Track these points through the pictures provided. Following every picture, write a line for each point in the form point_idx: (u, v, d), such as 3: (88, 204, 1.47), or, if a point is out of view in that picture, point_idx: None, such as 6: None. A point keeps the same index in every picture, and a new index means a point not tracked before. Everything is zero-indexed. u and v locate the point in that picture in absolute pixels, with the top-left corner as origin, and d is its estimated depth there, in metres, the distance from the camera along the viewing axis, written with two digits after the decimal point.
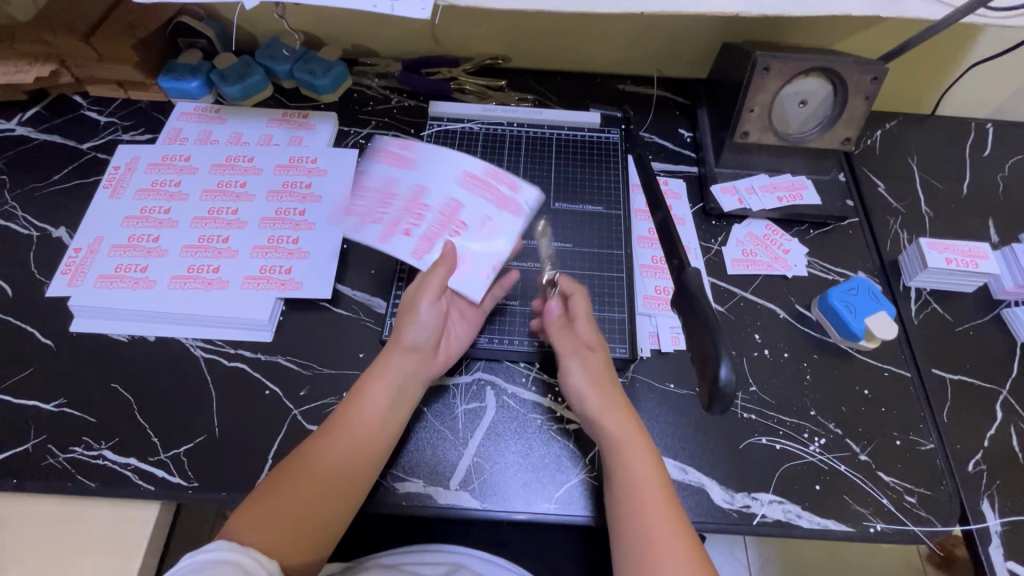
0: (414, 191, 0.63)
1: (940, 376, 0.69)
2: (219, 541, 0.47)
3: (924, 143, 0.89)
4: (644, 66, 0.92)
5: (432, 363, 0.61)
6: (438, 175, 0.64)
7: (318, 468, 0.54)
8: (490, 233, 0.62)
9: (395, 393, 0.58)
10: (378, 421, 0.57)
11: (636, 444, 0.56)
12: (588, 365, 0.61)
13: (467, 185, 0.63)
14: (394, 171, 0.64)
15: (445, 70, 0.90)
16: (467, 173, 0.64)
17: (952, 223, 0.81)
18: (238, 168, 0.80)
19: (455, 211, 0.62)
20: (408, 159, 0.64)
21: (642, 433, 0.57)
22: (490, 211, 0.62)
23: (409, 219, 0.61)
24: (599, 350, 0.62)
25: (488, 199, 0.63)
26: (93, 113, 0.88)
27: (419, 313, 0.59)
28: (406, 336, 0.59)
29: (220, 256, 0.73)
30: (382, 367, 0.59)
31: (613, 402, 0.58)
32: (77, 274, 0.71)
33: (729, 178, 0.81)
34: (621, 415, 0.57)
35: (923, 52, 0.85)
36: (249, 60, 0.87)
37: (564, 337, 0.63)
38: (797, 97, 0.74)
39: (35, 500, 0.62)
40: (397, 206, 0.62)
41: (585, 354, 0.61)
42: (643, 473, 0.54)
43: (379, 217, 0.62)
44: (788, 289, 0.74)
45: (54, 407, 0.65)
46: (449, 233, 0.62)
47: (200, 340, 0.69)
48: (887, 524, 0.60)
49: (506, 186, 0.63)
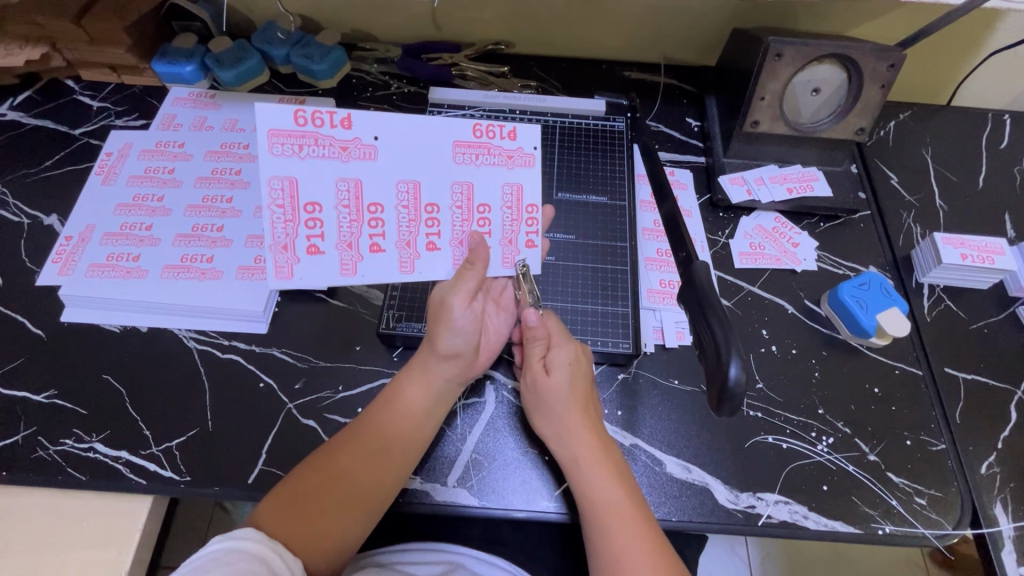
0: (406, 191, 0.54)
1: (952, 375, 0.67)
2: (247, 530, 0.47)
3: (940, 134, 0.86)
4: (651, 52, 0.90)
5: (474, 362, 0.60)
6: (412, 159, 0.54)
7: (332, 472, 0.53)
8: (521, 204, 0.58)
9: (432, 400, 0.58)
10: (411, 422, 0.56)
11: (595, 457, 0.55)
12: (540, 388, 0.58)
13: (461, 157, 0.55)
14: (357, 168, 0.53)
15: (446, 56, 0.87)
16: (451, 139, 0.54)
17: (967, 218, 0.79)
18: (233, 155, 0.78)
19: (464, 194, 0.56)
20: (363, 144, 0.52)
21: (602, 446, 0.56)
22: (505, 176, 0.56)
23: (424, 227, 0.56)
24: (557, 369, 0.58)
25: (492, 163, 0.55)
26: (86, 98, 0.86)
27: (453, 317, 0.56)
28: (442, 344, 0.57)
29: (214, 245, 0.71)
30: (420, 373, 0.58)
31: (565, 421, 0.56)
32: (69, 263, 0.70)
33: (737, 169, 0.78)
34: (575, 431, 0.56)
35: (940, 40, 0.82)
36: (245, 44, 0.84)
37: (536, 347, 0.60)
38: (810, 85, 0.71)
39: (22, 493, 0.61)
40: (395, 216, 0.55)
41: (539, 376, 0.58)
42: (599, 492, 0.53)
43: (380, 242, 0.56)
44: (797, 282, 0.72)
45: (44, 398, 0.64)
46: (473, 224, 0.57)
47: (194, 331, 0.68)
48: (897, 527, 0.58)
49: (503, 138, 0.56)
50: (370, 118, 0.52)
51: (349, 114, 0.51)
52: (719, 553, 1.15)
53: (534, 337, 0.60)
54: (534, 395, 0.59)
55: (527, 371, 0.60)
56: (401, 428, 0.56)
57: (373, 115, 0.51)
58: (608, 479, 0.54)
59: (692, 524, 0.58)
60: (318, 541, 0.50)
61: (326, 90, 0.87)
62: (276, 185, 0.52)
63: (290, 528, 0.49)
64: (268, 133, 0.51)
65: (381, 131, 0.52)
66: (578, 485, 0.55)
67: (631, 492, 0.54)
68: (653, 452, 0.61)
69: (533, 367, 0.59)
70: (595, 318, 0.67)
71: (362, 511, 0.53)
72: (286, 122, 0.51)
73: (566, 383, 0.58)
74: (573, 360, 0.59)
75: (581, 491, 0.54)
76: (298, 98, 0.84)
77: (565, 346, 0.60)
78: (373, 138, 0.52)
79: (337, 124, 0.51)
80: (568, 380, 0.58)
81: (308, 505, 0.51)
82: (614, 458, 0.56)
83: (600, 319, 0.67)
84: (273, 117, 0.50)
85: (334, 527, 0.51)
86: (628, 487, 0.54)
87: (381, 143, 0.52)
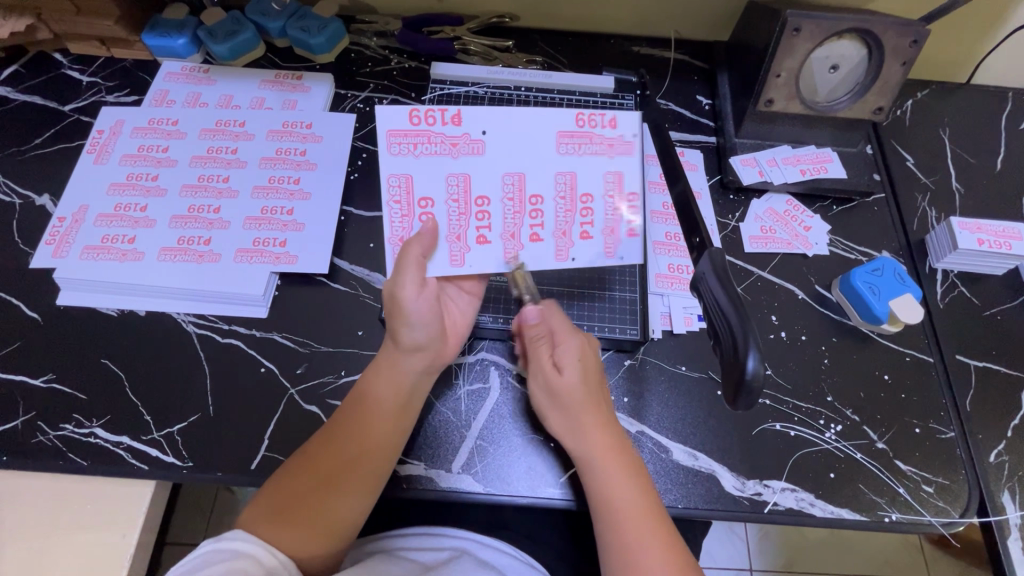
0: (512, 182, 0.54)
1: (963, 362, 0.66)
2: (239, 531, 0.47)
3: (958, 114, 0.83)
4: (661, 26, 0.86)
5: (442, 351, 0.58)
6: (519, 151, 0.54)
7: (323, 467, 0.52)
8: (621, 192, 0.56)
9: (405, 398, 0.56)
10: (400, 417, 0.56)
11: (608, 456, 0.54)
12: (553, 388, 0.57)
13: (564, 148, 0.54)
14: (466, 163, 0.54)
15: (448, 29, 0.84)
16: (555, 128, 0.54)
17: (984, 201, 0.77)
18: (229, 133, 0.75)
19: (568, 183, 0.55)
20: (472, 139, 0.54)
21: (615, 443, 0.55)
22: (607, 165, 0.55)
23: (528, 218, 0.55)
24: (568, 367, 0.57)
25: (594, 151, 0.55)
26: (74, 72, 0.83)
27: (407, 309, 0.53)
28: (402, 338, 0.55)
29: (211, 227, 0.69)
30: (389, 369, 0.56)
31: (579, 418, 0.55)
32: (63, 244, 0.68)
33: (749, 149, 0.76)
34: (588, 429, 0.55)
35: (962, 16, 0.78)
36: (239, 15, 0.81)
37: (541, 346, 0.59)
38: (827, 63, 0.69)
39: (23, 478, 0.60)
40: (502, 208, 0.55)
41: (550, 375, 0.57)
42: (612, 489, 0.53)
43: (487, 234, 0.55)
44: (807, 267, 0.71)
45: (42, 382, 0.63)
46: (577, 214, 0.56)
47: (192, 315, 0.67)
48: (903, 515, 0.58)
49: (604, 127, 0.55)
50: (478, 114, 0.53)
51: (459, 110, 0.53)
52: (719, 535, 1.16)
53: (534, 335, 0.59)
54: (548, 395, 0.58)
55: (536, 370, 0.58)
56: (386, 426, 0.55)
57: (482, 110, 0.53)
58: (622, 476, 0.53)
59: (697, 511, 0.57)
60: (313, 541, 0.50)
61: (324, 65, 0.84)
62: (392, 182, 0.54)
63: (290, 531, 0.49)
64: (382, 130, 0.53)
65: (489, 124, 0.54)
66: (590, 482, 0.54)
67: (644, 489, 0.53)
68: (660, 438, 0.61)
69: (542, 367, 0.58)
70: (601, 302, 0.66)
71: (357, 501, 0.53)
72: (402, 121, 0.53)
73: (578, 382, 0.56)
74: (581, 357, 0.57)
75: (593, 487, 0.54)
76: (296, 73, 0.81)
77: (571, 342, 0.58)
78: (481, 133, 0.54)
79: (449, 121, 0.53)
80: (580, 378, 0.56)
81: (295, 507, 0.50)
82: (627, 452, 0.55)
83: (607, 304, 0.66)
84: (390, 116, 0.53)
85: (328, 522, 0.51)
86: (640, 481, 0.54)
87: (489, 137, 0.54)
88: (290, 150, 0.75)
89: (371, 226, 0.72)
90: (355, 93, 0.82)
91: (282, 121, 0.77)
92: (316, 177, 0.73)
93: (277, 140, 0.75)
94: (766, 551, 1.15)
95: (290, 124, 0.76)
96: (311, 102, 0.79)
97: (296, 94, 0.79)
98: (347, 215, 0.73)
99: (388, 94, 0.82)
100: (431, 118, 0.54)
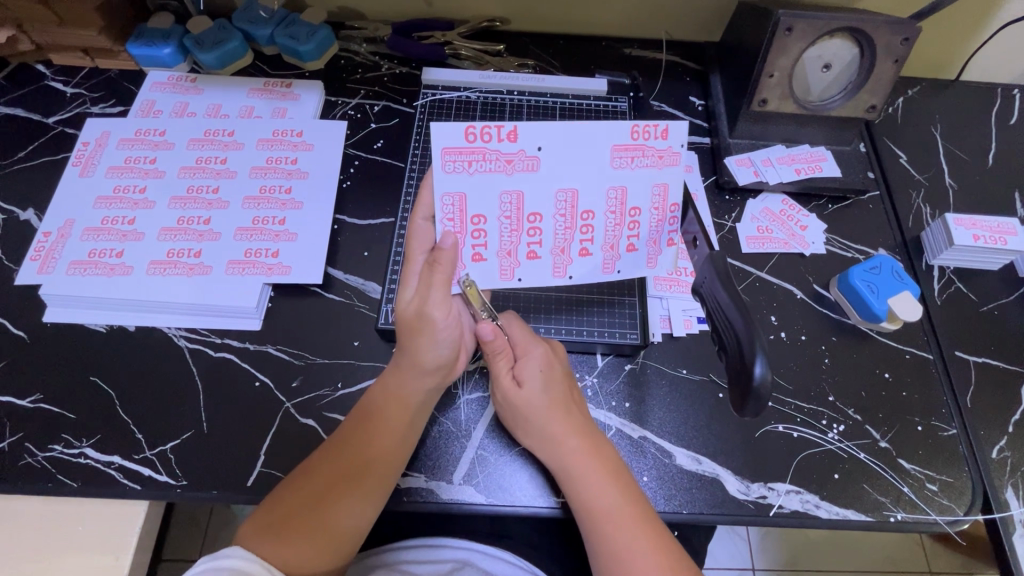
0: (564, 198, 0.53)
1: (963, 358, 0.66)
2: (236, 548, 0.46)
3: (948, 111, 0.83)
4: (652, 28, 0.86)
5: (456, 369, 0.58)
6: (574, 166, 0.52)
7: (325, 480, 0.51)
8: (667, 203, 0.54)
9: (411, 413, 0.55)
10: (400, 432, 0.54)
11: (582, 464, 0.53)
12: (515, 403, 0.56)
13: (617, 161, 0.52)
14: (520, 180, 0.52)
15: (438, 34, 0.83)
16: (610, 142, 0.52)
17: (977, 197, 0.77)
18: (218, 143, 0.74)
19: (618, 198, 0.54)
20: (529, 156, 0.51)
21: (591, 449, 0.54)
22: (654, 177, 0.53)
23: (579, 234, 0.55)
24: (529, 381, 0.56)
25: (644, 166, 0.53)
26: (58, 83, 0.81)
27: (436, 326, 0.54)
28: (425, 356, 0.55)
29: (201, 239, 0.68)
30: (396, 383, 0.55)
31: (549, 429, 0.55)
32: (48, 260, 0.67)
33: (744, 150, 0.76)
34: (560, 438, 0.54)
35: (949, 14, 0.79)
36: (226, 24, 0.80)
37: (500, 360, 0.57)
38: (820, 61, 0.69)
39: (12, 501, 0.58)
40: (553, 225, 0.54)
41: (511, 391, 0.56)
42: (591, 495, 0.53)
43: (538, 249, 0.55)
44: (805, 266, 0.71)
45: (29, 403, 0.61)
46: (624, 228, 0.55)
47: (184, 329, 0.65)
48: (909, 514, 0.58)
49: (656, 138, 0.52)
50: (537, 129, 0.51)
51: (517, 126, 0.50)
52: (720, 536, 1.15)
53: (493, 350, 0.57)
54: (510, 410, 0.57)
55: (495, 385, 0.57)
56: (390, 440, 0.54)
57: (540, 126, 0.51)
58: (602, 481, 0.53)
59: (701, 516, 0.57)
60: (315, 552, 0.49)
61: (313, 72, 0.83)
62: (446, 201, 0.52)
63: (314, 557, 0.49)
64: (438, 148, 0.50)
65: (546, 140, 0.51)
66: (571, 491, 0.54)
67: (625, 493, 0.53)
68: (663, 444, 0.60)
69: (502, 383, 0.57)
70: (600, 308, 0.65)
71: (373, 514, 0.53)
72: (457, 139, 0.50)
73: (540, 393, 0.56)
74: (544, 368, 0.57)
75: (574, 495, 0.54)
76: (285, 81, 0.80)
77: (531, 352, 0.57)
78: (537, 149, 0.51)
79: (505, 138, 0.51)
80: (542, 390, 0.56)
81: (295, 521, 0.49)
82: (605, 457, 0.55)
83: (606, 309, 0.65)
84: (446, 134, 0.50)
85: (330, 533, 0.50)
86: (620, 486, 0.53)
87: (545, 153, 0.51)
88: (280, 159, 0.74)
89: (365, 234, 0.72)
90: (346, 100, 0.81)
91: (271, 130, 0.76)
92: (307, 187, 0.72)
93: (267, 149, 0.74)
94: (767, 550, 1.14)
95: (280, 132, 0.75)
96: (301, 110, 0.78)
97: (286, 103, 0.78)
98: (340, 223, 0.72)
99: (379, 101, 0.81)
100: (486, 133, 0.51)
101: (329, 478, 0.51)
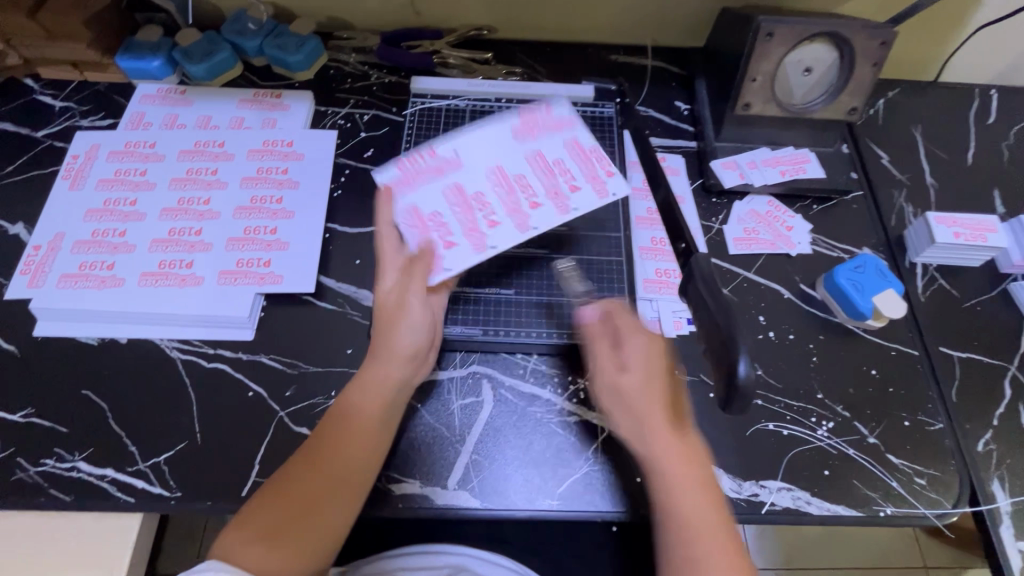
0: (496, 173, 0.65)
1: (947, 354, 0.67)
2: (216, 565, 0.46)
3: (929, 111, 0.85)
4: (638, 34, 0.87)
5: (427, 361, 0.61)
6: (490, 153, 0.66)
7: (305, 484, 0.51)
8: (584, 150, 0.66)
9: (386, 410, 0.55)
10: (377, 432, 0.55)
11: (671, 461, 0.51)
12: (618, 387, 0.55)
13: (522, 135, 0.67)
14: (453, 177, 0.64)
15: (426, 43, 0.84)
16: (508, 128, 0.67)
17: (958, 195, 0.79)
18: (208, 153, 0.74)
19: (540, 159, 0.65)
20: (450, 159, 0.65)
21: (685, 446, 0.52)
22: (560, 136, 0.67)
23: (523, 194, 0.64)
24: (633, 366, 0.55)
25: (546, 130, 0.67)
26: (46, 97, 0.81)
27: (407, 310, 0.58)
28: (400, 342, 0.57)
29: (193, 250, 0.68)
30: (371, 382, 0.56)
31: (648, 420, 0.53)
32: (38, 273, 0.66)
33: (730, 153, 0.77)
34: (658, 431, 0.52)
35: (926, 17, 0.81)
36: (215, 36, 0.80)
37: (601, 345, 0.57)
38: (801, 65, 0.70)
39: (4, 517, 0.58)
40: (498, 195, 0.63)
41: (613, 374, 0.55)
42: (675, 492, 0.51)
43: (495, 217, 0.62)
44: (792, 266, 0.72)
45: (21, 418, 0.61)
46: (558, 176, 0.65)
47: (176, 340, 0.65)
48: (898, 508, 0.59)
49: (545, 112, 0.68)
50: (448, 141, 0.66)
51: (432, 145, 0.66)
52: None
53: (596, 335, 0.58)
54: (611, 394, 0.56)
55: (597, 368, 0.57)
56: (367, 440, 0.54)
57: (449, 138, 0.66)
58: (688, 479, 0.51)
59: None
60: (298, 555, 0.49)
61: (303, 83, 0.83)
62: (404, 215, 0.62)
63: (299, 560, 0.49)
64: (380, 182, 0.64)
65: (457, 145, 0.66)
66: (653, 484, 0.52)
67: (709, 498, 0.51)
68: None
69: (604, 367, 0.56)
70: None
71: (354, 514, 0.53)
72: (392, 171, 0.64)
73: (641, 381, 0.54)
74: (646, 354, 0.55)
75: (656, 489, 0.52)
76: (274, 91, 0.81)
77: (638, 338, 0.56)
78: (454, 152, 0.66)
79: (429, 155, 0.65)
80: (644, 376, 0.54)
81: (277, 527, 0.49)
82: (697, 457, 0.52)
83: None
84: (385, 174, 0.64)
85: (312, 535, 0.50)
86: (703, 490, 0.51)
87: (461, 152, 0.66)
88: (271, 168, 0.74)
89: (357, 242, 0.72)
90: (335, 109, 0.81)
91: (261, 140, 0.76)
92: (298, 196, 0.72)
93: (257, 159, 0.74)
94: (764, 550, 1.15)
95: (270, 142, 0.76)
96: (291, 120, 0.78)
97: (275, 113, 0.79)
98: (332, 231, 0.73)
99: (369, 110, 0.81)
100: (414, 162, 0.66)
101: (308, 482, 0.51)
